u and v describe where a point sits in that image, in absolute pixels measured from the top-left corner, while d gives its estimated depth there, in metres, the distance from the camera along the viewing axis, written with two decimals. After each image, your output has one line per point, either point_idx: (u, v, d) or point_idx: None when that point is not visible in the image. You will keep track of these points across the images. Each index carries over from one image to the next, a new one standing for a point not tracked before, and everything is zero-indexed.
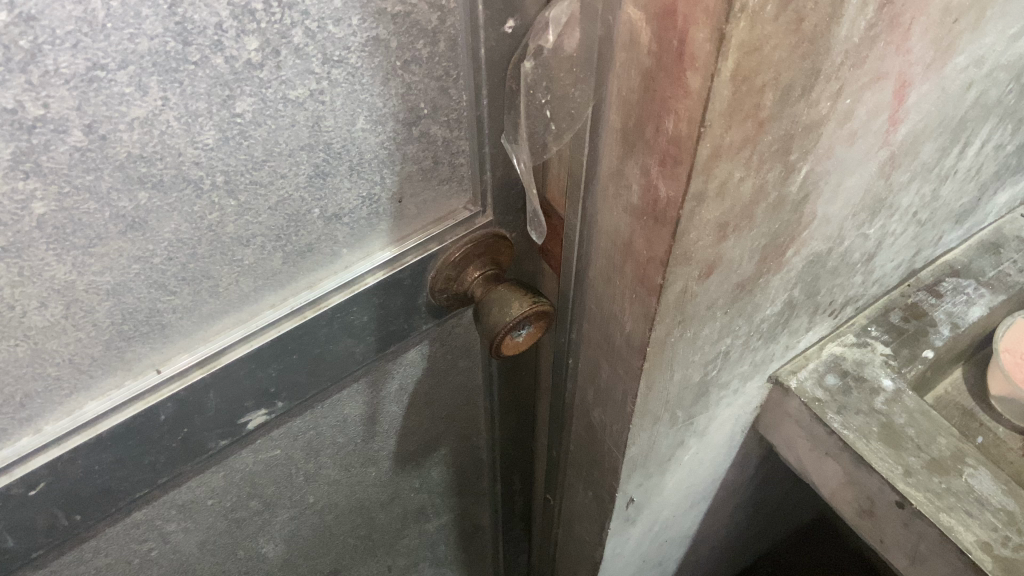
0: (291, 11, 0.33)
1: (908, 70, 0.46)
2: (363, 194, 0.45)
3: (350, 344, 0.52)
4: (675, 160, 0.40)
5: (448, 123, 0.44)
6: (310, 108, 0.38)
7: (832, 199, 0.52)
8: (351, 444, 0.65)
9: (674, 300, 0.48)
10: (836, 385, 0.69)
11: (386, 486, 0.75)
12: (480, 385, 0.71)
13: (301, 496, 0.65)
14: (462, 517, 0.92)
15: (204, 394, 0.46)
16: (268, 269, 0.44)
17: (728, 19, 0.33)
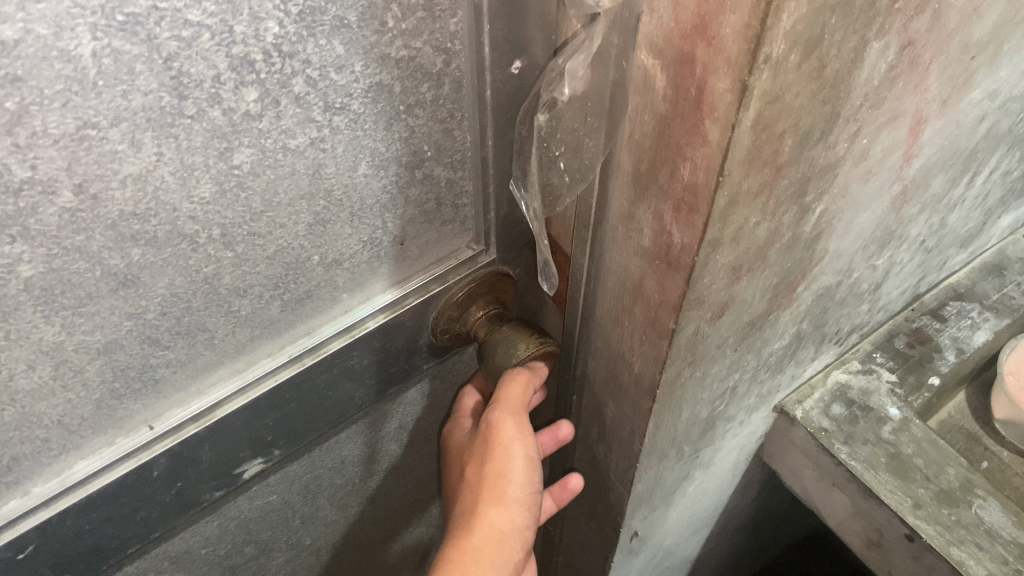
0: (292, 61, 0.31)
1: (925, 107, 0.44)
2: (364, 238, 0.43)
3: (350, 387, 0.50)
4: (691, 208, 0.39)
5: (451, 165, 0.43)
6: (310, 156, 0.36)
7: (843, 235, 0.51)
8: (349, 484, 0.63)
9: (685, 343, 0.47)
10: (843, 415, 0.68)
11: (383, 518, 0.73)
12: None
13: (297, 535, 0.64)
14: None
15: (198, 448, 0.44)
16: (267, 318, 0.43)
17: (751, 71, 0.32)
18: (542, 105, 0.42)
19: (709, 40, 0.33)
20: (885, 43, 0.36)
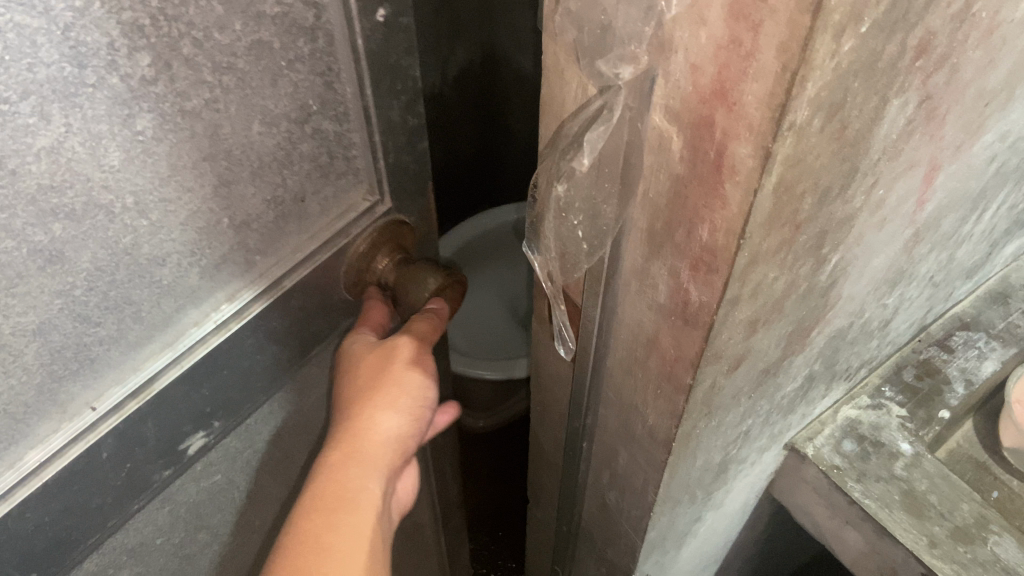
0: (177, 24, 0.31)
1: (939, 155, 0.44)
2: (267, 197, 0.41)
3: (277, 351, 0.47)
4: (710, 267, 0.38)
5: (337, 116, 0.42)
6: (205, 118, 0.35)
7: (857, 279, 0.50)
8: (283, 460, 0.59)
9: (702, 396, 0.46)
10: (854, 451, 0.68)
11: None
12: None
13: (247, 519, 0.60)
14: (412, 523, 0.84)
15: (142, 426, 0.41)
16: (187, 286, 0.40)
17: (776, 138, 0.31)
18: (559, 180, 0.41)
19: (729, 105, 0.32)
20: (904, 99, 0.36)
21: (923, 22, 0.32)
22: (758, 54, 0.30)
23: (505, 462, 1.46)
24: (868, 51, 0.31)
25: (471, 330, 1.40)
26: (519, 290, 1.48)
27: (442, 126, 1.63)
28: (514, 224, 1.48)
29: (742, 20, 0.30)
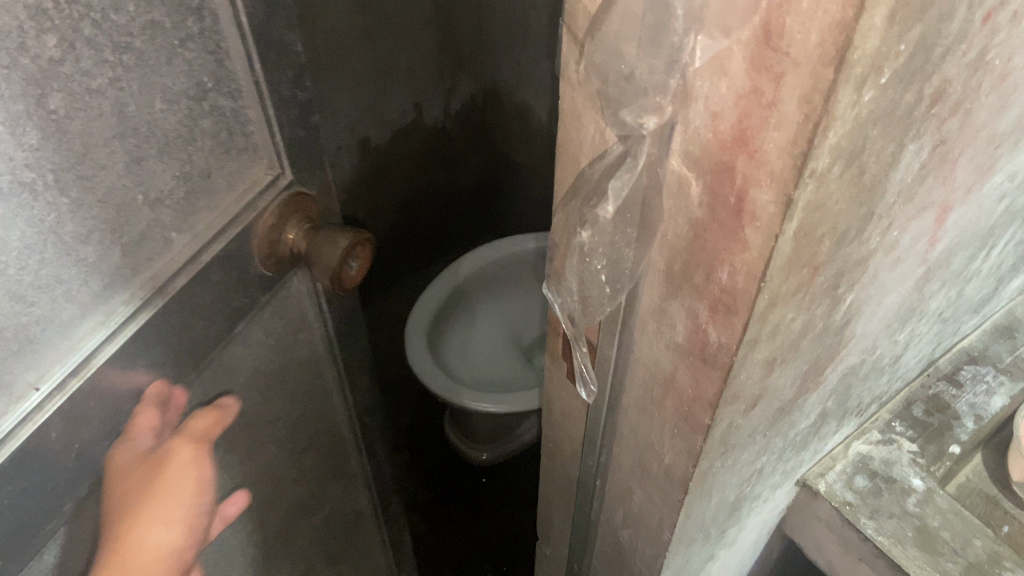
0: (77, 5, 0.36)
1: (950, 197, 0.45)
2: (177, 174, 0.45)
3: (206, 326, 0.50)
4: (729, 309, 0.38)
5: (231, 93, 0.47)
6: (112, 97, 0.39)
7: (870, 317, 0.50)
8: (224, 441, 0.62)
9: (719, 435, 0.46)
10: (867, 487, 0.67)
11: (277, 479, 0.73)
12: (325, 355, 0.69)
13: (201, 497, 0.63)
14: (350, 502, 0.90)
15: (85, 406, 0.43)
16: (112, 264, 0.44)
17: (797, 185, 0.31)
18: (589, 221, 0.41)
19: (750, 152, 0.33)
20: (920, 144, 0.36)
21: (939, 72, 0.33)
22: (780, 104, 0.30)
23: (507, 497, 1.46)
24: (887, 100, 0.31)
25: (477, 358, 1.41)
26: (535, 317, 1.49)
27: (433, 152, 1.68)
28: (536, 254, 1.49)
29: (763, 71, 0.30)
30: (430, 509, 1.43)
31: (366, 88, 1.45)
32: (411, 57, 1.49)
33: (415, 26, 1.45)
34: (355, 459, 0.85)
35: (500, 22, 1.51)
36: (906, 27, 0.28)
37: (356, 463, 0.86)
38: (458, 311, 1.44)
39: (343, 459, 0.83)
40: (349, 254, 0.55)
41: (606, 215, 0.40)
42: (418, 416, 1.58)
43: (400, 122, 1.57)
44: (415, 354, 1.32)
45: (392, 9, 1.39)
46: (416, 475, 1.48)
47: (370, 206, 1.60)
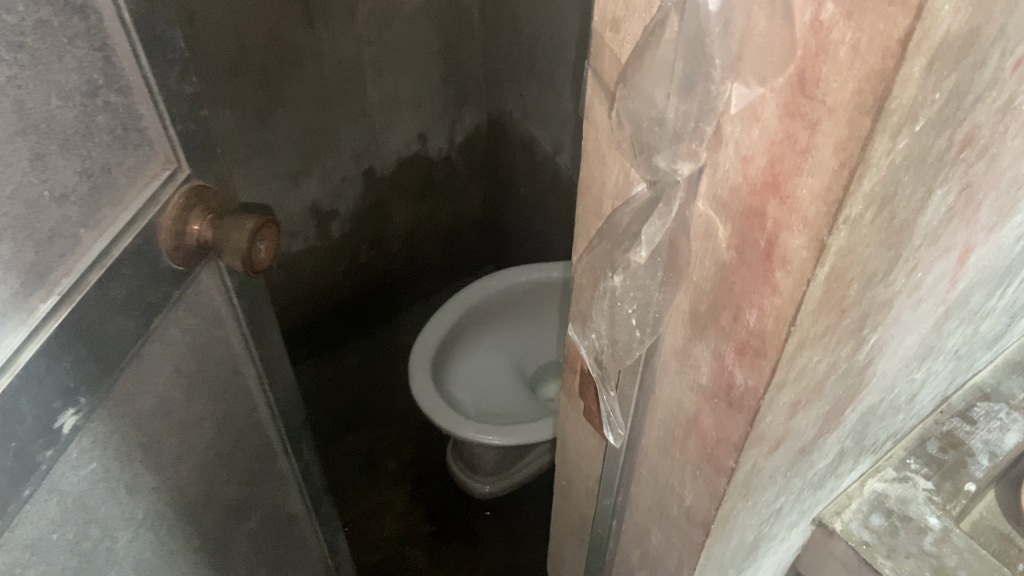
0: None
1: (972, 238, 0.45)
2: (79, 168, 0.38)
3: (124, 320, 0.42)
4: (756, 352, 0.38)
5: (122, 89, 0.40)
6: (10, 95, 0.33)
7: (891, 357, 0.50)
8: (156, 444, 0.50)
9: (743, 478, 0.46)
10: (883, 526, 0.67)
11: (212, 496, 0.59)
12: (245, 351, 0.57)
13: (132, 512, 0.51)
14: (287, 514, 0.74)
15: (17, 405, 0.35)
16: (28, 259, 0.36)
17: (832, 230, 0.31)
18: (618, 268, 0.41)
19: (782, 197, 0.32)
20: (947, 188, 0.36)
21: (969, 118, 0.33)
22: (815, 151, 0.30)
23: (510, 530, 1.44)
24: (920, 147, 0.31)
25: (483, 388, 1.39)
26: (548, 342, 1.51)
27: (441, 182, 1.70)
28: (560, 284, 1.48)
29: (797, 118, 0.30)
30: (432, 542, 1.41)
31: (372, 119, 1.47)
32: (416, 90, 1.50)
33: (421, 58, 1.46)
34: (287, 462, 0.70)
35: (504, 54, 1.52)
36: (942, 76, 0.28)
37: (288, 464, 0.70)
38: (464, 342, 1.43)
39: (275, 465, 0.68)
40: (260, 240, 0.47)
41: (637, 261, 0.39)
42: (421, 447, 1.58)
43: (405, 153, 1.58)
44: (419, 386, 1.30)
45: (398, 42, 1.40)
46: (418, 507, 1.47)
47: (372, 235, 1.65)
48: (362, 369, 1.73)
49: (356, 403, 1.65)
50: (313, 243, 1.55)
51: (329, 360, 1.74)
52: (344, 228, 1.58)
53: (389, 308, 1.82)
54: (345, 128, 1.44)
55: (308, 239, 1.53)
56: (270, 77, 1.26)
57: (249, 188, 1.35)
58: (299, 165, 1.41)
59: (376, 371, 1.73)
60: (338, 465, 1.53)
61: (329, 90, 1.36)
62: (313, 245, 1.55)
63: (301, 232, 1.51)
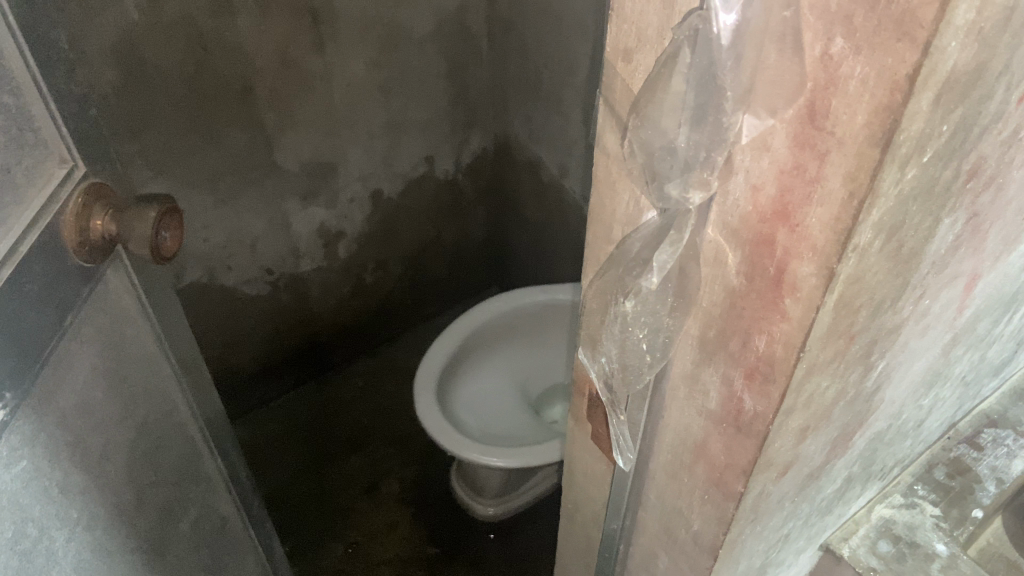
0: None
1: (979, 266, 0.45)
2: None
3: (36, 315, 0.41)
4: (766, 378, 0.38)
5: (12, 91, 0.39)
6: None
7: (898, 383, 0.50)
8: (85, 439, 0.48)
9: (751, 503, 0.46)
10: (890, 552, 0.67)
11: (144, 498, 0.57)
12: (155, 348, 0.56)
13: (67, 513, 0.48)
14: (218, 517, 0.70)
15: None
16: None
17: (840, 259, 0.32)
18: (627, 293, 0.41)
19: (791, 226, 0.33)
20: (955, 217, 0.37)
21: (976, 149, 0.33)
22: (824, 180, 0.30)
23: (514, 553, 1.43)
24: (928, 178, 0.32)
25: (489, 411, 1.39)
26: (558, 364, 1.51)
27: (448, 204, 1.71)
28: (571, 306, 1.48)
29: (807, 148, 0.30)
30: (434, 565, 1.40)
31: (380, 141, 1.49)
32: (424, 113, 1.51)
33: (429, 82, 1.47)
34: (210, 461, 0.67)
35: (512, 78, 1.54)
36: (949, 109, 0.29)
37: (211, 463, 0.67)
38: (468, 363, 1.43)
39: (201, 465, 0.65)
40: (163, 225, 0.49)
41: (649, 286, 0.40)
42: (426, 468, 1.57)
43: (412, 175, 1.59)
44: (423, 407, 1.30)
45: (407, 66, 1.42)
46: (421, 529, 1.46)
47: (379, 255, 1.66)
48: (368, 389, 1.73)
49: (360, 422, 1.66)
50: (321, 263, 1.56)
51: (333, 379, 1.76)
52: (351, 249, 1.59)
53: (394, 327, 1.83)
54: (354, 149, 1.45)
55: (316, 259, 1.54)
56: (281, 99, 1.28)
57: (258, 207, 1.37)
58: (307, 185, 1.42)
59: (379, 392, 1.73)
60: (341, 487, 1.53)
61: (338, 112, 1.37)
62: (320, 265, 1.56)
63: (308, 253, 1.52)
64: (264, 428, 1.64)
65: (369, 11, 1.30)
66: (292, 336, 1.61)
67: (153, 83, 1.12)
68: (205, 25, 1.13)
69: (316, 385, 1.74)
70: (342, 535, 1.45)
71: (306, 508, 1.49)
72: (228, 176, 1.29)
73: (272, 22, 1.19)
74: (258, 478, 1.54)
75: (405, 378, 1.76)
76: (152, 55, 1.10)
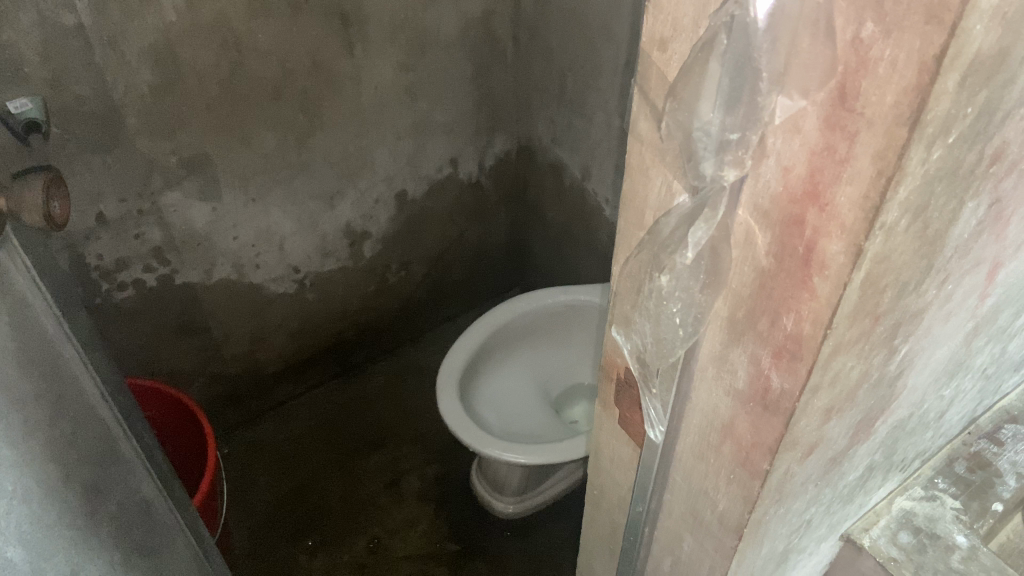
0: None
1: (1001, 253, 0.46)
2: None
3: None
4: (793, 355, 0.40)
5: None
6: None
7: (920, 370, 0.52)
8: (13, 416, 0.55)
9: (776, 482, 0.47)
10: (911, 543, 0.68)
11: (72, 474, 0.64)
12: (63, 329, 0.63)
13: (0, 484, 0.55)
14: (144, 500, 0.78)
15: None
16: None
17: (868, 236, 0.33)
18: (661, 273, 0.43)
19: (821, 206, 0.34)
20: (978, 200, 0.38)
21: (999, 133, 0.35)
22: (853, 160, 0.32)
23: (533, 551, 1.44)
24: (953, 159, 0.33)
25: (510, 409, 1.40)
26: (585, 367, 1.53)
27: (472, 206, 1.73)
28: (600, 306, 1.50)
29: (837, 129, 0.32)
30: (455, 560, 1.42)
31: (405, 144, 1.51)
32: (448, 116, 1.54)
33: (454, 86, 1.50)
34: (127, 444, 0.74)
35: (536, 82, 1.56)
36: (974, 92, 0.30)
37: (129, 445, 0.75)
38: (490, 363, 1.45)
39: (122, 449, 0.74)
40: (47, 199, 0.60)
41: (682, 264, 0.41)
42: (446, 466, 1.59)
43: (436, 177, 1.62)
44: (446, 405, 1.31)
45: (434, 70, 1.44)
46: (443, 525, 1.48)
47: (403, 255, 1.68)
48: (391, 387, 1.75)
49: (380, 419, 1.68)
50: (347, 263, 1.58)
51: (358, 376, 1.78)
52: (376, 249, 1.61)
53: (417, 326, 1.85)
54: (379, 151, 1.48)
55: (341, 259, 1.57)
56: (310, 100, 1.30)
57: (287, 205, 1.40)
58: (335, 185, 1.45)
59: (402, 391, 1.75)
60: (363, 483, 1.55)
61: (366, 113, 1.40)
62: (346, 264, 1.58)
63: (334, 252, 1.54)
64: (288, 425, 1.66)
65: (398, 15, 1.32)
66: (318, 333, 1.64)
67: (188, 81, 1.15)
68: (238, 27, 1.15)
69: (341, 382, 1.76)
70: (363, 530, 1.47)
71: (327, 504, 1.51)
72: (258, 175, 1.33)
73: (303, 24, 1.22)
74: (281, 472, 1.57)
75: (425, 377, 1.78)
76: (187, 56, 1.13)
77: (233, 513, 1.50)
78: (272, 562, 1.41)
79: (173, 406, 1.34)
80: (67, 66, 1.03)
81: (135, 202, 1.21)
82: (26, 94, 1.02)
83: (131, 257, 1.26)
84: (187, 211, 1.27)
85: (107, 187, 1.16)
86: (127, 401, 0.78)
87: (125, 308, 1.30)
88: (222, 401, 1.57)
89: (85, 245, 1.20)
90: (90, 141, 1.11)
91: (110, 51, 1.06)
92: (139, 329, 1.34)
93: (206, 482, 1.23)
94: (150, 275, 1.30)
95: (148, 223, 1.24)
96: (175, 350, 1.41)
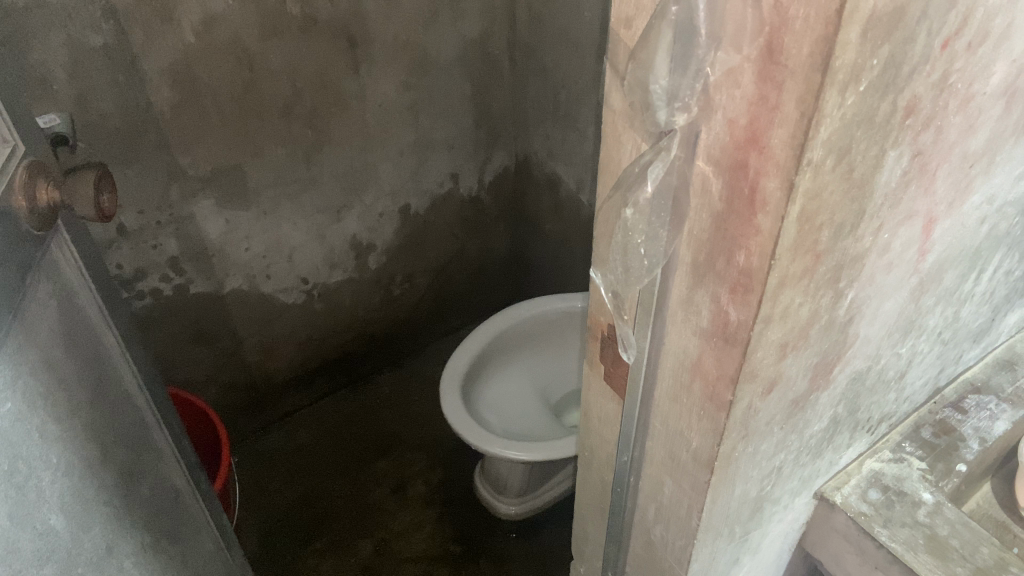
0: None
1: (934, 209, 0.53)
2: None
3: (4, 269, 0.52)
4: (746, 289, 0.46)
5: None
6: None
7: (871, 321, 0.58)
8: (56, 391, 0.60)
9: (740, 415, 0.53)
10: (879, 499, 0.73)
11: (109, 453, 0.70)
12: (97, 322, 0.70)
13: (49, 456, 0.59)
14: (172, 488, 0.85)
15: None
16: None
17: (796, 172, 0.39)
18: (629, 220, 0.49)
19: (760, 149, 0.40)
20: (900, 151, 0.45)
21: (908, 87, 0.41)
22: (782, 107, 0.38)
23: (534, 551, 1.48)
24: (867, 106, 0.39)
25: (509, 411, 1.46)
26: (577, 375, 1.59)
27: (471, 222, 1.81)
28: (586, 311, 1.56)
29: (769, 81, 0.38)
30: (459, 561, 1.46)
31: (408, 159, 1.58)
32: (448, 133, 1.61)
33: (454, 105, 1.58)
34: (155, 431, 0.81)
35: (532, 100, 1.64)
36: (877, 45, 0.37)
37: (157, 433, 0.82)
38: (491, 367, 1.51)
39: (151, 435, 0.80)
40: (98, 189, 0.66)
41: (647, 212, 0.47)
42: (450, 472, 1.64)
43: (438, 191, 1.69)
44: (449, 407, 1.36)
45: (436, 90, 1.53)
46: (447, 528, 1.52)
47: (406, 268, 1.75)
48: (396, 398, 1.81)
49: (385, 429, 1.73)
50: (353, 275, 1.65)
51: (364, 388, 1.84)
52: (381, 261, 1.68)
53: (419, 338, 1.92)
54: (384, 166, 1.55)
55: (348, 271, 1.63)
56: (319, 117, 1.38)
57: (297, 218, 1.47)
58: (342, 199, 1.52)
59: (406, 401, 1.81)
60: (370, 488, 1.60)
61: (371, 129, 1.48)
62: (352, 276, 1.65)
63: (341, 264, 1.61)
64: (297, 434, 1.71)
65: (401, 38, 1.41)
66: (325, 344, 1.70)
67: (205, 101, 1.23)
68: (253, 48, 1.23)
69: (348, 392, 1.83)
70: (372, 533, 1.51)
71: (336, 508, 1.55)
72: (268, 190, 1.40)
73: (313, 46, 1.30)
74: (292, 479, 1.62)
75: (429, 388, 1.84)
76: (203, 76, 1.21)
77: (246, 516, 1.54)
78: (283, 563, 1.45)
79: (193, 412, 1.41)
80: (92, 83, 1.10)
81: (154, 214, 1.28)
82: (54, 108, 1.09)
83: (150, 266, 1.32)
84: (203, 223, 1.35)
85: (129, 199, 1.23)
86: (155, 390, 0.84)
87: (145, 315, 1.37)
88: (232, 409, 1.62)
89: (108, 255, 1.27)
90: (113, 155, 1.18)
91: (131, 70, 1.13)
92: (157, 337, 1.41)
93: (223, 476, 1.30)
94: (167, 284, 1.36)
95: (166, 235, 1.31)
96: (189, 359, 1.47)
